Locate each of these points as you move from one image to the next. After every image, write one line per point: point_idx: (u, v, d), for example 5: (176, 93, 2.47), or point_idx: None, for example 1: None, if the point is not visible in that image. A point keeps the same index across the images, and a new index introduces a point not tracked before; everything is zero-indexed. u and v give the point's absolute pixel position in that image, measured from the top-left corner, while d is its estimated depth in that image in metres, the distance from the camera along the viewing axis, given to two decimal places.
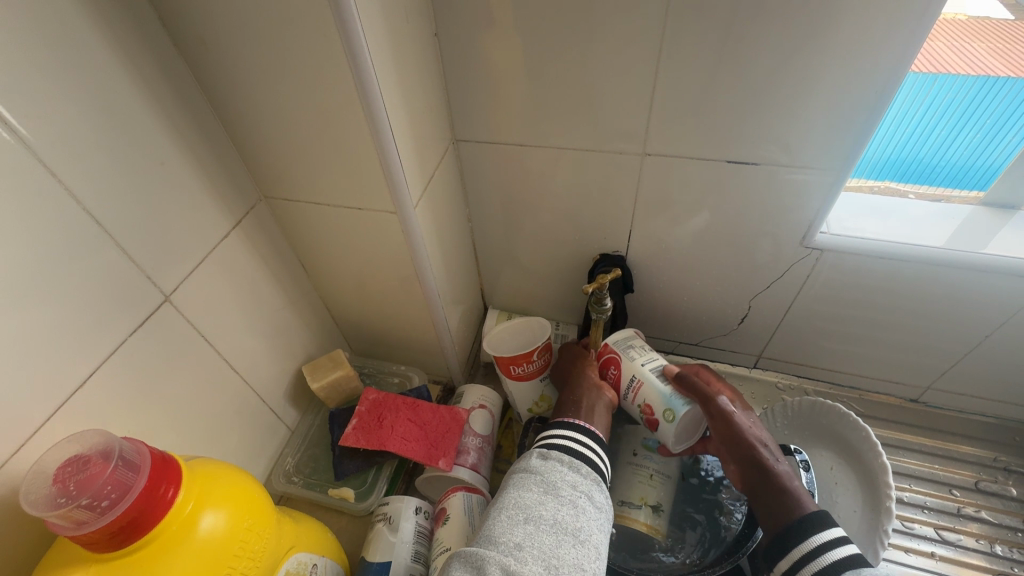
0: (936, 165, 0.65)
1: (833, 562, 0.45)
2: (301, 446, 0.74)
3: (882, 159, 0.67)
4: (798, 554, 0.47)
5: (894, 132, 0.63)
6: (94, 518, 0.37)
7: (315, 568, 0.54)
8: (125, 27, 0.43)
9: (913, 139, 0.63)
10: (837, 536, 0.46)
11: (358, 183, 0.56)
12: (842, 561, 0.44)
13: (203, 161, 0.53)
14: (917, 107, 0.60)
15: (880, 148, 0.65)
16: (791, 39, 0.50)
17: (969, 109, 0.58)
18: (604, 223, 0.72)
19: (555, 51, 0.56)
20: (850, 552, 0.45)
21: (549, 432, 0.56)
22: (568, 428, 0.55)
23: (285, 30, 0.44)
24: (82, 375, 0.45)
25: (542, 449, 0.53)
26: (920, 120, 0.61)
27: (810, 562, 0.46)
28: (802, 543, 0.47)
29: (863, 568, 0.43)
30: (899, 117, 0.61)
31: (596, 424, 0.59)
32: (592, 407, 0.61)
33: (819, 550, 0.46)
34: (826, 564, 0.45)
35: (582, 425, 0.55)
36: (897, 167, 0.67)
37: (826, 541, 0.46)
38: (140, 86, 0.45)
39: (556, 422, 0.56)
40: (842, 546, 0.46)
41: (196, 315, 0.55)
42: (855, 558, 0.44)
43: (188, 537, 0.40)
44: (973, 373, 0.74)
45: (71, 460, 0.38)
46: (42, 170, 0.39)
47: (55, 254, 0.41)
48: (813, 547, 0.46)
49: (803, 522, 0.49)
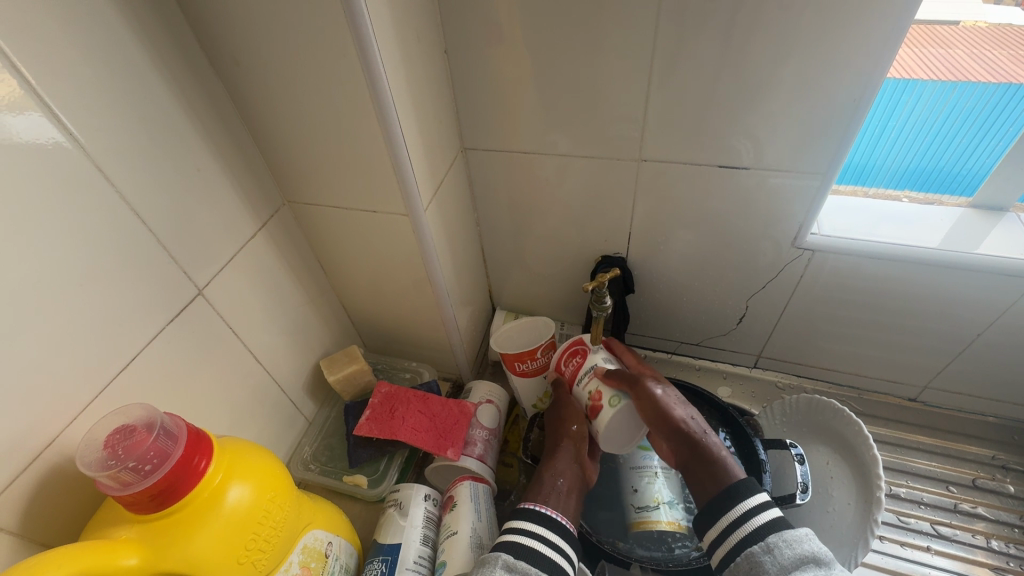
0: (956, 173, 0.68)
1: (757, 526, 0.52)
2: (317, 436, 0.78)
3: (901, 168, 0.69)
4: (725, 522, 0.54)
5: (913, 140, 0.65)
6: (138, 481, 0.41)
7: (330, 545, 0.58)
8: (169, 48, 0.49)
9: (933, 147, 0.65)
10: (760, 501, 0.54)
11: (373, 188, 0.61)
12: (765, 525, 0.52)
13: (235, 167, 0.58)
14: (936, 115, 0.62)
15: (899, 157, 0.68)
16: (774, 51, 0.53)
17: (989, 117, 0.61)
18: (605, 226, 0.76)
19: (555, 65, 0.60)
20: (772, 516, 0.52)
21: (521, 527, 0.56)
22: (541, 525, 0.56)
23: (310, 50, 0.49)
24: (126, 358, 0.50)
25: (508, 557, 0.53)
26: (939, 129, 0.63)
27: (741, 533, 0.52)
28: (729, 512, 0.54)
29: (783, 530, 0.51)
30: (919, 126, 0.64)
31: (565, 510, 0.59)
32: (561, 490, 0.61)
33: (743, 517, 0.53)
34: (751, 529, 0.52)
35: (557, 521, 0.56)
36: (915, 177, 0.69)
37: (751, 507, 0.53)
38: (180, 100, 0.51)
39: (529, 512, 0.57)
40: (765, 510, 0.53)
41: (225, 308, 0.60)
42: (776, 521, 0.52)
43: (218, 505, 0.44)
44: (969, 372, 0.76)
45: (119, 428, 0.43)
46: (96, 173, 0.45)
47: (105, 249, 0.46)
48: (739, 513, 0.53)
49: (731, 490, 0.55)
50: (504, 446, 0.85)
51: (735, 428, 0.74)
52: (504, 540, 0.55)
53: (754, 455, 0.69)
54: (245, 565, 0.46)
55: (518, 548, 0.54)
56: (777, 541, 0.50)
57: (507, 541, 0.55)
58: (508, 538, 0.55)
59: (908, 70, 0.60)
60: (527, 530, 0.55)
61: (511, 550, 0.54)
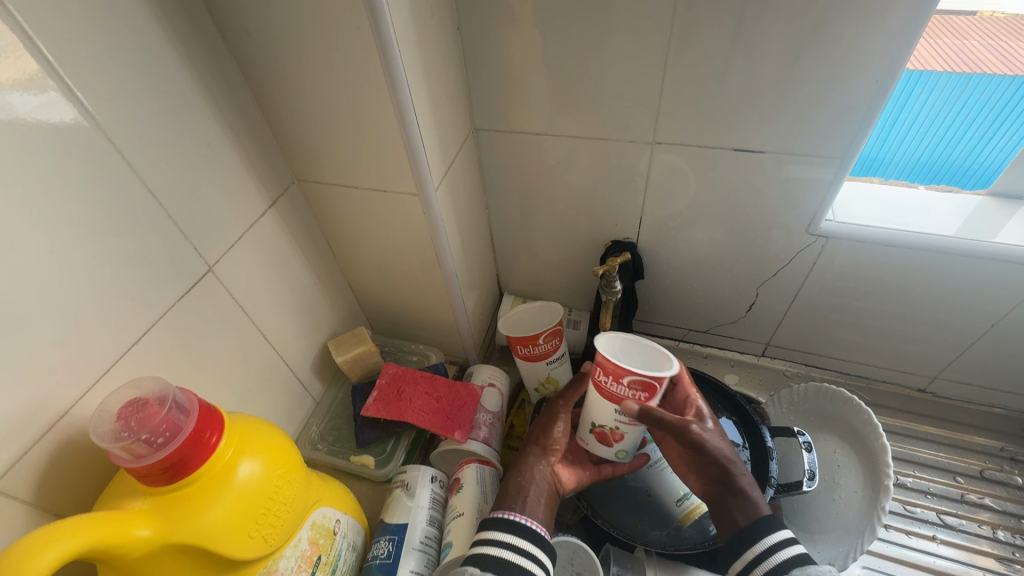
0: (968, 168, 0.67)
1: (782, 561, 0.50)
2: (325, 416, 0.79)
3: (911, 162, 0.68)
4: (750, 556, 0.52)
5: (924, 133, 0.64)
6: (151, 453, 0.41)
7: (338, 523, 0.59)
8: (178, 18, 0.48)
9: (944, 141, 0.65)
10: (785, 537, 0.52)
11: (383, 165, 0.60)
12: (790, 561, 0.50)
13: (244, 144, 0.58)
14: (949, 108, 0.61)
15: (909, 150, 0.67)
16: (799, 30, 0.52)
17: (1001, 113, 0.60)
18: (616, 211, 0.75)
19: (571, 43, 0.59)
20: (799, 552, 0.50)
21: (488, 538, 0.53)
22: (511, 533, 0.53)
23: (321, 21, 0.48)
24: (137, 333, 0.49)
25: (476, 569, 0.50)
26: (950, 122, 0.62)
27: (767, 567, 0.50)
28: (755, 545, 0.52)
29: (808, 565, 0.50)
30: (931, 118, 0.63)
31: (538, 517, 0.57)
32: (526, 497, 0.59)
33: (771, 551, 0.51)
34: (775, 564, 0.50)
35: (531, 528, 0.54)
36: (926, 171, 0.69)
37: (777, 542, 0.51)
38: (190, 73, 0.50)
39: (494, 520, 0.55)
40: (793, 546, 0.51)
41: (234, 287, 0.60)
42: (801, 556, 0.50)
43: (228, 479, 0.44)
44: (979, 363, 0.76)
45: (132, 401, 0.44)
46: (109, 147, 0.44)
47: (116, 223, 0.46)
48: (764, 548, 0.51)
49: (754, 525, 0.53)
50: (511, 430, 0.85)
51: (743, 416, 0.73)
52: (478, 553, 0.52)
53: (761, 442, 0.69)
54: (255, 539, 0.46)
55: (486, 560, 0.51)
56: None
57: (477, 554, 0.52)
58: (477, 550, 0.53)
59: (923, 62, 0.59)
60: (495, 540, 0.53)
61: (481, 564, 0.51)
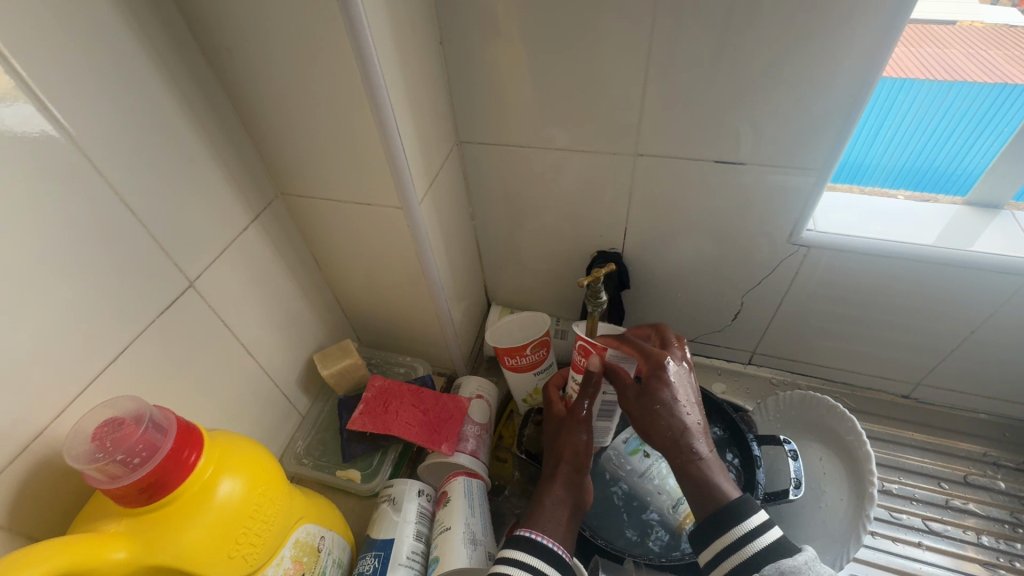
0: (951, 173, 0.68)
1: (755, 553, 0.49)
2: (311, 430, 0.78)
3: (896, 167, 0.69)
4: (720, 545, 0.50)
5: (908, 140, 0.65)
6: (127, 473, 0.41)
7: (322, 540, 0.58)
8: (159, 35, 0.48)
9: (927, 147, 0.65)
10: (759, 524, 0.50)
11: (366, 180, 0.60)
12: (763, 554, 0.48)
13: (226, 158, 0.58)
14: (932, 114, 0.62)
15: (895, 156, 0.68)
16: (774, 46, 0.53)
17: (986, 116, 0.61)
18: (600, 222, 0.76)
19: (553, 56, 0.59)
20: (771, 543, 0.49)
21: (511, 557, 0.54)
22: (534, 555, 0.54)
23: (302, 37, 0.49)
24: (116, 351, 0.49)
25: None
26: (935, 128, 0.63)
27: (737, 559, 0.49)
28: (724, 535, 0.50)
29: (782, 559, 0.48)
30: (915, 125, 0.64)
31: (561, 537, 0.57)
32: (559, 517, 0.58)
33: (744, 539, 0.49)
34: (748, 557, 0.49)
35: (552, 552, 0.54)
36: (910, 176, 0.69)
37: (750, 532, 0.49)
38: (171, 89, 0.50)
39: (522, 541, 0.55)
40: (764, 536, 0.49)
41: (216, 301, 0.59)
42: (774, 546, 0.48)
43: (208, 498, 0.44)
44: (960, 370, 0.77)
45: (108, 421, 0.43)
46: (87, 164, 0.44)
47: (93, 239, 0.45)
48: (736, 538, 0.50)
49: (726, 510, 0.51)
50: (499, 442, 0.85)
51: (730, 425, 0.74)
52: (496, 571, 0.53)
53: (747, 451, 0.70)
54: (236, 559, 0.46)
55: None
56: (775, 574, 0.47)
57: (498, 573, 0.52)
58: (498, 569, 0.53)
59: (905, 70, 0.60)
60: (516, 560, 0.53)
61: None
